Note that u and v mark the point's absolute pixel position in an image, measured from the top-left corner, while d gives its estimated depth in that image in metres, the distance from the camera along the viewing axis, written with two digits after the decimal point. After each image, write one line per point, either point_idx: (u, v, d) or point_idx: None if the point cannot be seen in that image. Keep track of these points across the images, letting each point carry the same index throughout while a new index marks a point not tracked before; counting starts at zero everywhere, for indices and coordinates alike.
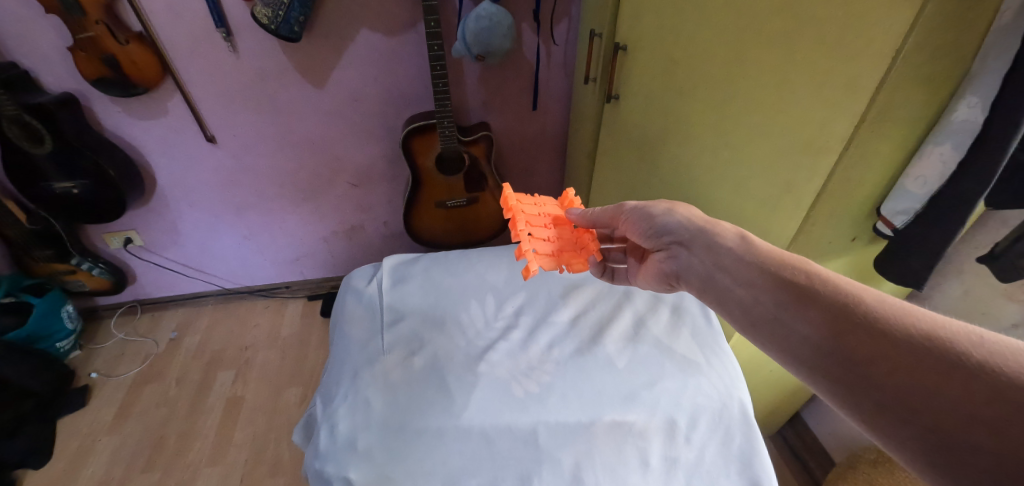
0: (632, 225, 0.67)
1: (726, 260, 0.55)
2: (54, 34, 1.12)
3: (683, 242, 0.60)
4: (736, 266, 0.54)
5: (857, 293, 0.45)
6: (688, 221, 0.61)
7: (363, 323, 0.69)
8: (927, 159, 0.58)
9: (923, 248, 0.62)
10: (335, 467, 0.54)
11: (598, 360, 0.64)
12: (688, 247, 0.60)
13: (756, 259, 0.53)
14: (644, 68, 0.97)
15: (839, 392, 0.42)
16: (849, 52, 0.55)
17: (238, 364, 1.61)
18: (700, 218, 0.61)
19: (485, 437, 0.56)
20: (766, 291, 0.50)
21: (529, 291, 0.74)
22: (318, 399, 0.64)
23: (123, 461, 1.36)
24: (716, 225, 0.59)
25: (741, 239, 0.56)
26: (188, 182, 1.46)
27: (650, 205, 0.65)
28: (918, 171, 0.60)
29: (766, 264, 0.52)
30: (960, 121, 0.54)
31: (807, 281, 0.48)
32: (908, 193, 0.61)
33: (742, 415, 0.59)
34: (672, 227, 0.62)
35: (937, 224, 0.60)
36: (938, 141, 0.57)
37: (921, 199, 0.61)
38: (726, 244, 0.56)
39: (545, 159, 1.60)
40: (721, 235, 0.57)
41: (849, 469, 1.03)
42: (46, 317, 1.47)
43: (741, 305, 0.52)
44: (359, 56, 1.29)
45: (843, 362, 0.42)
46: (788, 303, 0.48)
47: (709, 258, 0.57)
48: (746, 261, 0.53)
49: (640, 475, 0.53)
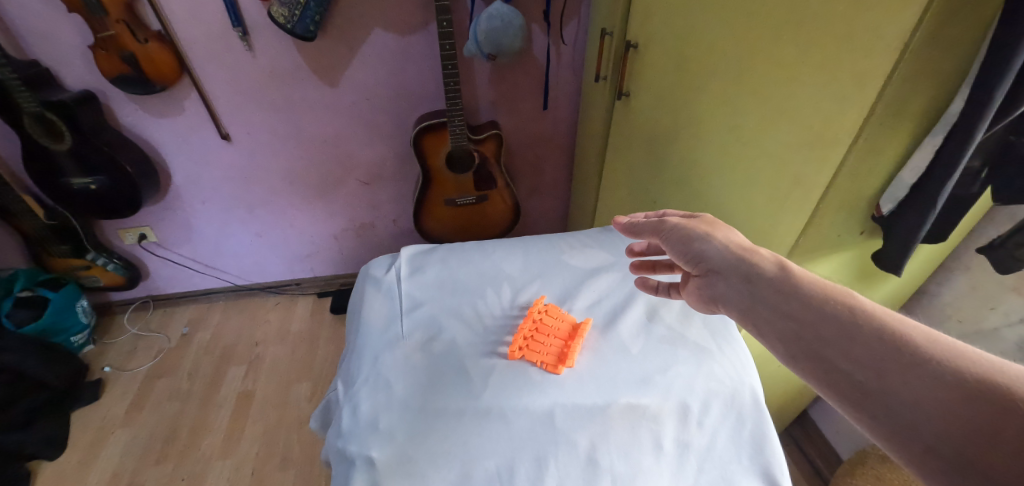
0: (668, 244, 0.59)
1: (763, 290, 0.48)
2: (75, 33, 1.15)
3: (719, 268, 0.53)
4: (774, 296, 0.47)
5: (910, 331, 0.39)
6: (726, 246, 0.53)
7: (383, 308, 0.69)
8: (921, 151, 0.59)
9: (897, 234, 0.64)
10: (357, 446, 0.53)
11: (613, 346, 0.63)
12: (723, 274, 0.52)
13: (795, 290, 0.46)
14: (656, 65, 0.98)
15: (887, 437, 0.37)
16: (862, 43, 0.56)
17: (249, 359, 1.63)
18: (737, 246, 0.53)
19: (503, 418, 0.55)
20: (807, 324, 0.43)
21: (545, 279, 0.73)
22: (339, 383, 0.63)
23: (136, 454, 1.37)
24: (753, 252, 0.52)
25: (781, 267, 0.49)
26: (202, 180, 1.49)
27: (687, 225, 0.57)
28: (914, 161, 0.60)
29: (812, 298, 0.45)
30: (951, 113, 0.55)
31: (852, 314, 0.42)
32: (901, 183, 0.62)
33: (752, 400, 0.59)
34: (708, 251, 0.54)
35: (909, 214, 0.61)
36: (933, 133, 0.57)
37: (905, 188, 0.62)
38: (763, 270, 0.49)
39: (553, 157, 1.62)
40: (759, 263, 0.50)
41: (858, 465, 1.03)
42: (63, 311, 1.49)
43: (779, 337, 0.45)
44: (372, 56, 1.32)
45: (891, 407, 0.37)
46: (833, 339, 0.41)
47: (744, 286, 0.50)
48: (789, 303, 0.46)
49: (654, 458, 0.54)
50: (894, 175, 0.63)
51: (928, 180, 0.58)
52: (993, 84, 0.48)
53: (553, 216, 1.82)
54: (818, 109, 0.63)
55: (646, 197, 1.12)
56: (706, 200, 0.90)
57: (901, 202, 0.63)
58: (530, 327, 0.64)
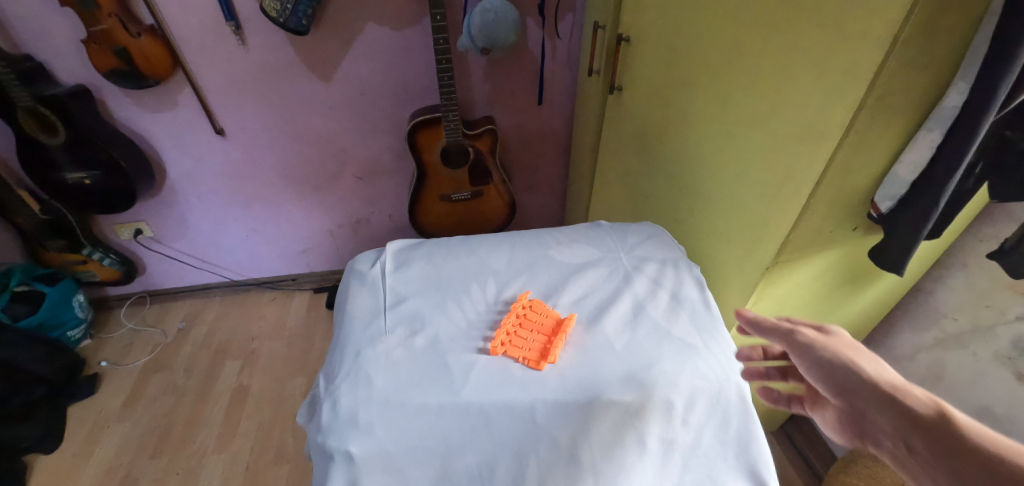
0: (801, 361, 0.49)
1: (919, 443, 0.38)
2: (67, 27, 1.14)
3: (859, 402, 0.43)
4: (936, 453, 0.37)
5: None
6: (870, 376, 0.43)
7: (367, 303, 0.68)
8: (918, 145, 0.57)
9: (900, 232, 0.62)
10: (336, 441, 0.53)
11: (597, 342, 0.62)
12: (865, 413, 0.42)
13: (960, 450, 0.36)
14: (651, 59, 0.97)
15: None
16: (852, 36, 0.54)
17: (245, 354, 1.63)
18: (886, 380, 0.43)
19: (483, 414, 0.55)
20: None
21: (532, 274, 0.73)
22: (320, 378, 0.62)
23: (131, 448, 1.38)
24: (906, 390, 0.42)
25: (942, 413, 0.39)
26: (197, 175, 1.48)
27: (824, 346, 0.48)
28: (911, 155, 0.58)
29: (1010, 476, 0.33)
30: (948, 107, 0.53)
31: None
32: (901, 178, 0.60)
33: (738, 397, 0.58)
34: (848, 380, 0.44)
35: (913, 210, 0.59)
36: (930, 127, 0.56)
37: (905, 184, 0.60)
38: (918, 416, 0.39)
39: (550, 153, 1.61)
40: (911, 404, 0.40)
41: (853, 463, 1.02)
42: (59, 306, 1.49)
43: None
44: (366, 50, 1.31)
45: None
46: None
47: (892, 432, 0.40)
48: (982, 481, 0.34)
49: (636, 455, 0.54)
50: (890, 169, 0.62)
51: (930, 176, 0.56)
52: (997, 79, 0.46)
53: (550, 212, 1.81)
54: (808, 102, 0.62)
55: (641, 193, 1.12)
56: (699, 195, 0.89)
57: (901, 199, 0.61)
58: (514, 322, 0.64)
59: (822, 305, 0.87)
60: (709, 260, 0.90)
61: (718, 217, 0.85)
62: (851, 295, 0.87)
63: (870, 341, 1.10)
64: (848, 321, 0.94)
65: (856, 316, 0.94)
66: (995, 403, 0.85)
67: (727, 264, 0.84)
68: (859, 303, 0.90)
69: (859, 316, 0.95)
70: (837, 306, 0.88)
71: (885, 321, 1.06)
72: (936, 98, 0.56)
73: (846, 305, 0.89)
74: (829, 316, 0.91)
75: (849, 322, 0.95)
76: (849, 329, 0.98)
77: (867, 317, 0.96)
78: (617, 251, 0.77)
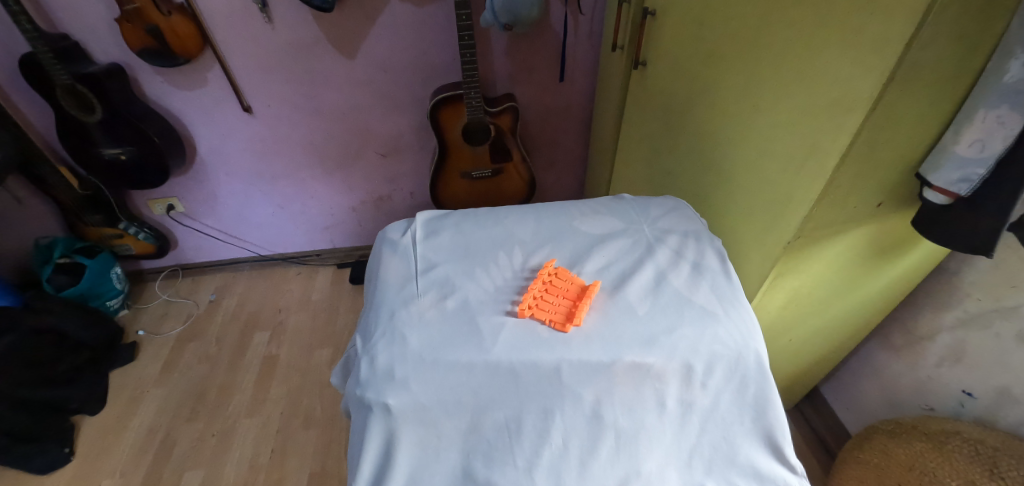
0: None
1: None
2: (101, 5, 1.17)
3: None
4: None
5: None
6: None
7: (398, 268, 0.71)
8: (982, 122, 0.56)
9: (965, 221, 0.62)
10: (374, 393, 0.56)
11: (620, 307, 0.64)
12: None
13: None
14: (677, 33, 0.97)
15: None
16: (885, 7, 0.53)
17: (273, 325, 1.70)
18: None
19: (511, 371, 0.57)
20: None
21: (557, 243, 0.75)
22: (356, 338, 0.65)
23: (170, 411, 1.46)
24: None
25: None
26: (225, 152, 1.53)
27: None
28: (971, 133, 0.57)
29: None
30: (1011, 80, 0.52)
31: None
32: (966, 158, 0.58)
33: (756, 363, 0.60)
34: None
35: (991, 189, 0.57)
36: (993, 104, 0.55)
37: (985, 164, 0.57)
38: None
39: (570, 131, 1.61)
40: None
41: (867, 440, 1.04)
42: (98, 277, 1.56)
43: None
44: (389, 28, 1.32)
45: None
46: None
47: None
48: None
49: (657, 415, 0.57)
50: (945, 150, 0.61)
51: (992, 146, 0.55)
52: None
53: (569, 191, 1.83)
54: (836, 75, 0.62)
55: (664, 173, 1.12)
56: (722, 174, 0.90)
57: (981, 180, 0.58)
58: (539, 289, 0.66)
59: (843, 282, 0.88)
60: (730, 236, 0.91)
61: (741, 194, 0.85)
62: (871, 273, 0.87)
63: (889, 319, 1.10)
64: (868, 299, 0.95)
65: (877, 293, 0.94)
66: (1014, 384, 0.87)
67: (748, 240, 0.85)
68: (879, 282, 0.90)
69: (878, 294, 0.95)
70: (858, 284, 0.89)
71: (906, 301, 1.06)
72: (954, 70, 0.56)
73: (867, 282, 0.89)
74: (849, 294, 0.91)
75: (868, 301, 0.96)
76: (868, 307, 0.98)
77: (886, 297, 0.97)
78: (639, 223, 0.78)
